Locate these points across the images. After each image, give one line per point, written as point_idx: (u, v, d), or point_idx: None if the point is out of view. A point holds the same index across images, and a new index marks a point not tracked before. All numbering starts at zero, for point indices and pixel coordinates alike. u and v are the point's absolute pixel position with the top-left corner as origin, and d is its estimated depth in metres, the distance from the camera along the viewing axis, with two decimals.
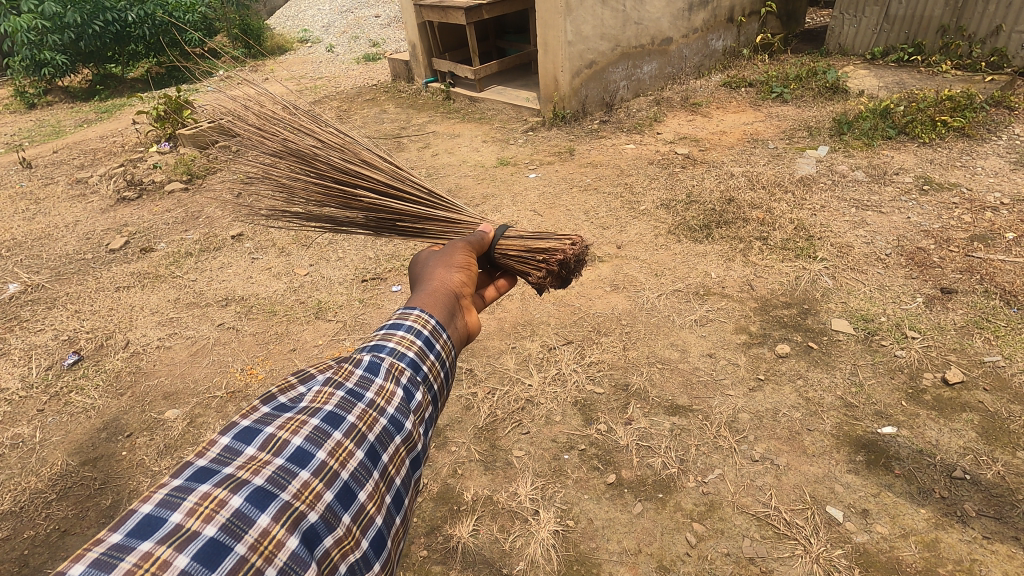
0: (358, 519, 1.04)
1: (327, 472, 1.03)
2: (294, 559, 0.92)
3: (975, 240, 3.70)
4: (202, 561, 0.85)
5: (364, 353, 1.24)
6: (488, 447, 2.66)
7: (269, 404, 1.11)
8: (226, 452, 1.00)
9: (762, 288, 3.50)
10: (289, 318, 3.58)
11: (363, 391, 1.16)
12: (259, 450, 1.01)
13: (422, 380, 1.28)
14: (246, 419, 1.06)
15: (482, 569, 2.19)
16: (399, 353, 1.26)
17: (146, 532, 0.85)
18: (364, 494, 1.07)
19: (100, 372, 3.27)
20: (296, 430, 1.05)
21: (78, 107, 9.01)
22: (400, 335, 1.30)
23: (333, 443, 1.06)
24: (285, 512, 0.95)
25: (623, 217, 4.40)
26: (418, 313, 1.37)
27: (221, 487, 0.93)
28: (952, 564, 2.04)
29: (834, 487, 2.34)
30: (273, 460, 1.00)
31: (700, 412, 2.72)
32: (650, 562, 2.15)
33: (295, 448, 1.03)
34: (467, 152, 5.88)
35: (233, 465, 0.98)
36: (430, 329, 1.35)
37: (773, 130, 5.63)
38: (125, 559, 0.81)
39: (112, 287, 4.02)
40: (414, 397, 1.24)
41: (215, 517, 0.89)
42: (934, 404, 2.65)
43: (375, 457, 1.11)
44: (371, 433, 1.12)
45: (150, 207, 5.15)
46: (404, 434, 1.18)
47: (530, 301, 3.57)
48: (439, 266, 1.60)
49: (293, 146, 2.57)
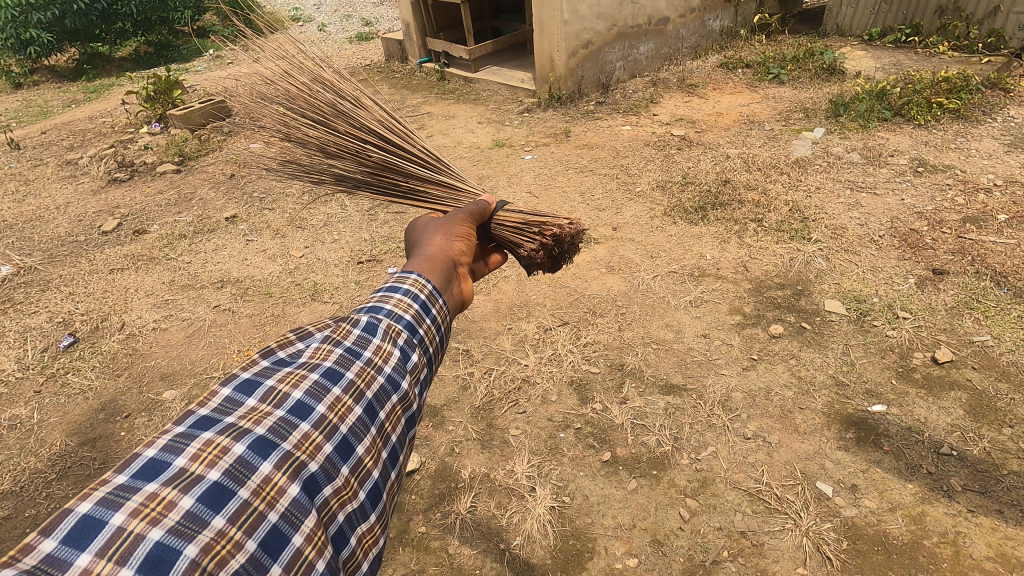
0: (356, 471, 1.06)
1: (326, 425, 1.04)
2: (295, 505, 0.94)
3: (967, 222, 3.72)
4: (206, 503, 0.87)
5: (362, 314, 1.25)
6: (485, 426, 2.68)
7: (268, 359, 1.12)
8: (227, 402, 1.02)
9: (757, 270, 3.53)
10: (284, 300, 3.58)
11: (361, 349, 1.17)
12: (259, 402, 1.02)
13: (419, 343, 1.29)
14: (246, 371, 1.08)
15: (480, 544, 2.22)
16: (396, 316, 1.27)
17: (150, 474, 0.87)
18: (362, 448, 1.08)
19: (95, 354, 3.26)
20: (295, 384, 1.06)
21: (65, 87, 8.86)
22: (397, 297, 1.30)
23: (333, 397, 1.08)
24: (286, 460, 0.97)
25: (619, 199, 4.39)
26: (416, 277, 1.38)
27: (223, 435, 0.95)
28: (936, 537, 2.09)
29: (824, 464, 2.38)
30: (274, 412, 1.02)
31: (694, 391, 2.76)
32: (644, 537, 2.19)
33: (295, 401, 1.04)
34: (462, 134, 5.83)
35: (234, 415, 0.99)
36: (427, 294, 1.36)
37: (769, 111, 5.61)
38: (132, 498, 0.84)
39: (106, 269, 4.00)
40: (410, 358, 1.25)
41: (218, 463, 0.91)
42: (923, 383, 2.70)
43: (372, 414, 1.12)
44: (370, 390, 1.13)
45: (142, 189, 5.10)
46: (401, 393, 1.19)
47: (526, 283, 3.58)
48: (437, 234, 1.60)
49: (310, 101, 2.60)
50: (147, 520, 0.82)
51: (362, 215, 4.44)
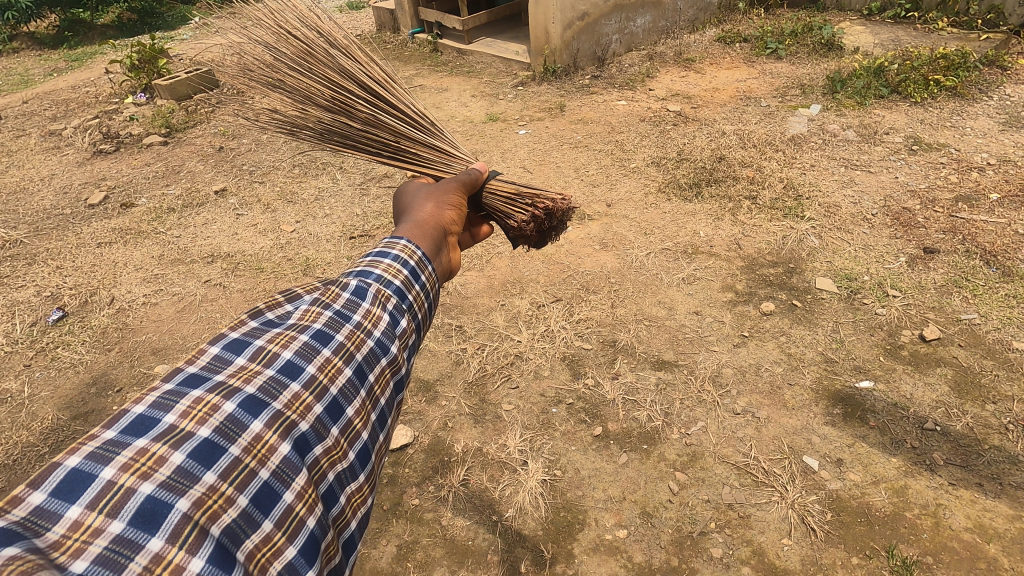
0: (346, 432, 1.06)
1: (316, 386, 1.04)
2: (285, 463, 0.94)
3: (959, 201, 3.73)
4: (197, 459, 0.87)
5: (351, 278, 1.23)
6: (477, 401, 2.70)
7: (257, 319, 1.10)
8: (216, 361, 1.01)
9: (750, 247, 3.53)
10: (276, 275, 3.55)
11: (350, 313, 1.17)
12: (248, 361, 1.01)
13: (408, 309, 1.28)
14: (234, 331, 1.07)
15: (472, 515, 2.25)
16: (385, 281, 1.26)
17: (140, 430, 0.87)
18: (352, 409, 1.08)
19: (85, 329, 3.24)
20: (285, 345, 1.05)
21: (46, 55, 8.60)
22: (387, 263, 1.30)
23: (323, 359, 1.07)
24: (276, 420, 0.97)
25: (614, 175, 4.36)
26: (406, 242, 1.37)
27: (213, 393, 0.95)
28: (918, 508, 2.15)
29: (811, 439, 2.43)
30: (263, 371, 1.01)
31: (685, 367, 2.78)
32: (633, 509, 2.23)
33: (285, 361, 1.03)
34: (455, 107, 5.73)
35: (224, 374, 0.99)
36: (416, 260, 1.36)
37: (766, 87, 5.55)
38: (122, 452, 0.83)
39: (93, 243, 3.94)
40: (399, 323, 1.24)
41: (209, 420, 0.91)
42: (909, 360, 2.74)
43: (362, 376, 1.12)
44: (359, 352, 1.13)
45: (128, 161, 5.00)
46: (389, 356, 1.19)
47: (519, 259, 3.57)
48: (428, 201, 1.58)
49: (299, 58, 2.57)
50: (137, 475, 0.82)
51: (354, 189, 4.38)
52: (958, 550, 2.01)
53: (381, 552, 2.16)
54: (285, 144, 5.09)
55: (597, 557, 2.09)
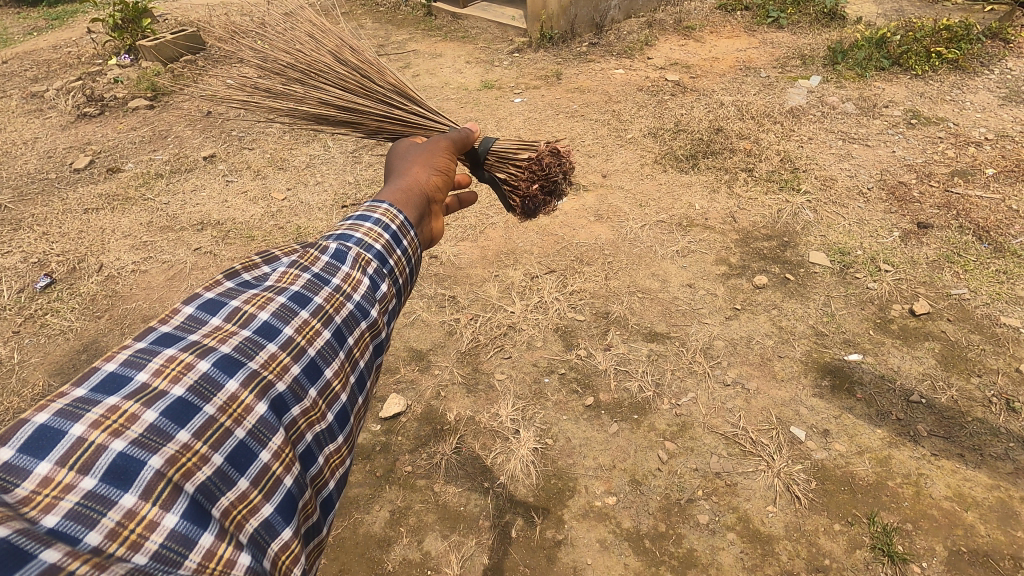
0: (324, 394, 1.03)
1: (294, 347, 1.00)
2: (262, 422, 0.91)
3: (955, 176, 3.72)
4: (171, 418, 0.83)
5: (330, 241, 1.19)
6: (470, 370, 2.71)
7: (232, 281, 1.07)
8: (190, 321, 0.97)
9: (744, 220, 3.52)
10: (267, 243, 3.52)
11: (329, 276, 1.13)
12: (224, 322, 0.98)
13: (388, 273, 1.24)
14: (209, 292, 1.03)
15: (464, 482, 2.28)
16: (366, 245, 1.21)
17: (111, 388, 0.83)
18: (331, 371, 1.05)
19: (74, 296, 3.20)
20: (262, 306, 1.02)
21: (25, 13, 8.30)
22: (368, 226, 1.24)
23: (301, 321, 1.03)
24: (253, 379, 0.93)
25: (610, 146, 4.31)
26: (388, 207, 1.32)
27: (187, 352, 0.91)
28: (900, 478, 2.19)
29: (799, 410, 2.46)
30: (239, 332, 0.98)
31: (677, 339, 2.80)
32: (623, 477, 2.26)
33: (261, 322, 1.00)
34: (449, 74, 5.60)
35: (198, 333, 0.95)
36: (399, 224, 1.30)
37: (766, 57, 5.45)
38: (92, 409, 0.79)
39: (80, 209, 3.87)
40: (380, 288, 1.20)
41: (183, 379, 0.88)
42: (898, 333, 2.76)
43: (341, 338, 1.08)
44: (338, 315, 1.09)
45: (114, 125, 4.88)
46: (370, 320, 1.15)
47: (513, 230, 3.54)
48: (414, 163, 1.53)
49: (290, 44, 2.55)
50: (109, 431, 0.78)
51: (346, 157, 4.31)
52: (937, 517, 2.06)
53: (375, 516, 2.19)
54: None
55: (586, 523, 2.13)
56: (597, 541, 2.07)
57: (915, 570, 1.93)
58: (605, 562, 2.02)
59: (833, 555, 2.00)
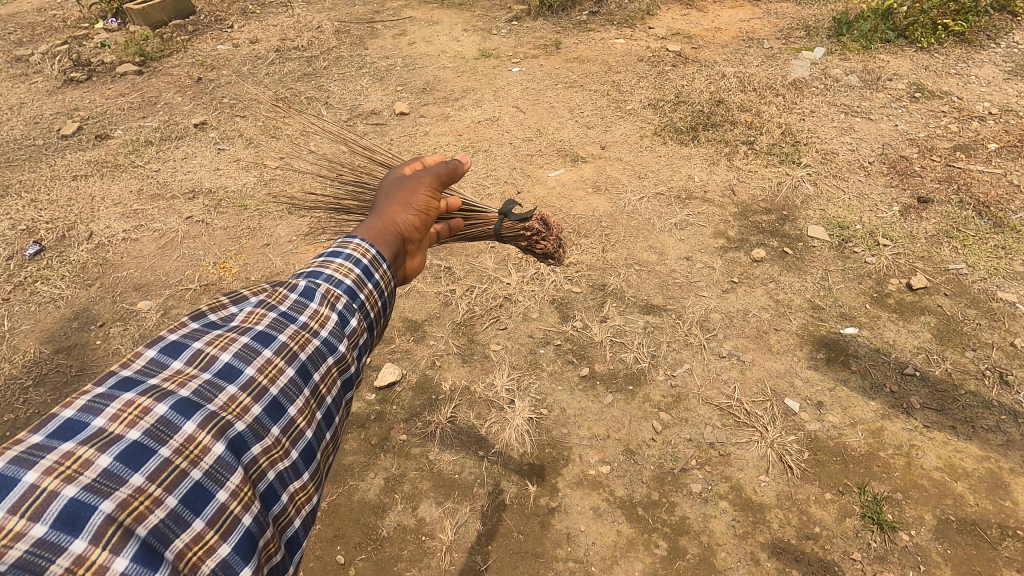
0: (288, 431, 1.00)
1: (255, 387, 0.98)
2: (221, 463, 0.89)
3: (957, 150, 3.68)
4: (127, 462, 0.81)
5: (299, 280, 1.18)
6: (466, 341, 2.70)
7: (198, 321, 1.05)
8: (152, 363, 0.95)
9: (744, 193, 3.48)
10: (260, 213, 3.46)
11: (296, 314, 1.11)
12: (185, 364, 0.96)
13: (359, 308, 1.22)
14: (173, 333, 1.01)
15: (459, 450, 2.28)
16: (335, 281, 1.20)
17: (67, 433, 0.81)
18: (294, 408, 1.02)
19: (64, 263, 3.15)
20: (224, 347, 1.00)
21: None
22: (338, 263, 1.23)
23: (263, 360, 1.01)
24: (210, 420, 0.91)
25: (609, 117, 4.23)
26: (360, 242, 1.29)
27: (145, 395, 0.89)
28: (892, 449, 2.21)
29: (794, 382, 2.47)
30: (201, 374, 0.96)
31: (673, 311, 2.79)
32: (617, 447, 2.27)
33: (224, 364, 0.98)
34: (446, 41, 5.46)
35: (159, 376, 0.93)
36: (370, 259, 1.28)
37: (770, 28, 5.33)
38: (46, 455, 0.77)
39: (68, 176, 3.79)
40: (349, 323, 1.18)
41: (140, 423, 0.85)
42: (895, 307, 2.76)
43: (306, 375, 1.06)
44: (303, 352, 1.07)
45: (102, 91, 4.75)
46: (337, 355, 1.13)
47: (510, 201, 3.50)
48: (392, 202, 1.45)
49: None
50: (62, 478, 0.76)
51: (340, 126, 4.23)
52: (927, 487, 2.08)
53: (369, 484, 2.20)
54: (267, 78, 4.86)
55: (580, 491, 2.14)
56: (591, 509, 2.09)
57: (904, 538, 1.96)
58: (598, 529, 2.04)
59: (823, 523, 2.02)
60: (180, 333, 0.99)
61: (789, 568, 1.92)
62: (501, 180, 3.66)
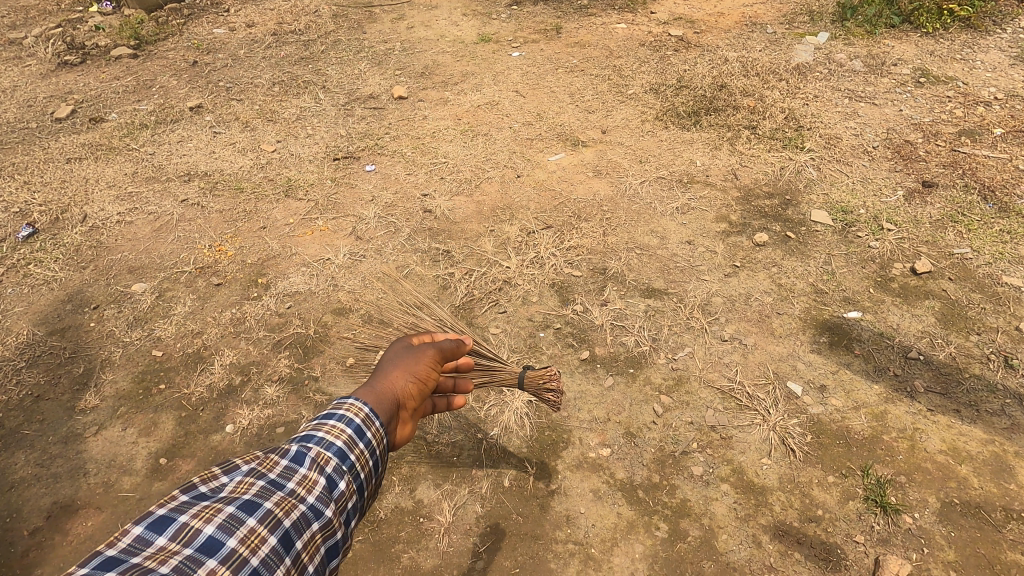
0: None
1: (234, 561, 0.91)
2: None
3: (962, 135, 3.64)
4: None
5: (291, 442, 1.12)
6: (464, 324, 2.67)
7: (184, 493, 0.99)
8: (132, 545, 0.89)
9: (746, 178, 3.44)
10: (256, 196, 3.42)
11: (283, 481, 1.05)
12: (166, 542, 0.90)
13: (349, 469, 1.13)
14: (158, 508, 0.95)
15: (458, 433, 2.26)
16: (327, 442, 1.13)
17: None
18: None
19: (57, 246, 3.11)
20: (207, 519, 0.94)
21: None
22: (331, 423, 1.16)
23: (246, 530, 0.95)
24: None
25: (610, 102, 4.18)
26: (353, 402, 1.21)
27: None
28: (895, 432, 2.18)
29: (796, 365, 2.44)
30: (181, 550, 0.89)
31: (675, 295, 2.76)
32: (618, 429, 2.24)
33: (205, 538, 0.92)
34: (445, 26, 5.38)
35: (137, 557, 0.87)
36: (363, 417, 1.19)
37: (773, 13, 5.26)
38: None
39: (62, 159, 3.74)
40: (339, 487, 1.10)
41: None
42: (899, 292, 2.73)
43: (290, 546, 0.98)
44: (288, 519, 1.00)
45: (96, 74, 4.69)
46: (324, 521, 1.05)
47: (509, 185, 3.45)
48: (394, 367, 1.31)
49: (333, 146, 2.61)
50: None
51: (338, 110, 4.18)
52: (931, 470, 2.06)
53: None
54: (264, 62, 4.80)
55: (580, 474, 2.12)
56: (591, 491, 2.07)
57: (907, 520, 1.94)
58: (598, 511, 2.01)
59: (826, 506, 2.00)
60: (165, 507, 0.94)
61: (791, 550, 1.90)
62: (501, 164, 3.62)
